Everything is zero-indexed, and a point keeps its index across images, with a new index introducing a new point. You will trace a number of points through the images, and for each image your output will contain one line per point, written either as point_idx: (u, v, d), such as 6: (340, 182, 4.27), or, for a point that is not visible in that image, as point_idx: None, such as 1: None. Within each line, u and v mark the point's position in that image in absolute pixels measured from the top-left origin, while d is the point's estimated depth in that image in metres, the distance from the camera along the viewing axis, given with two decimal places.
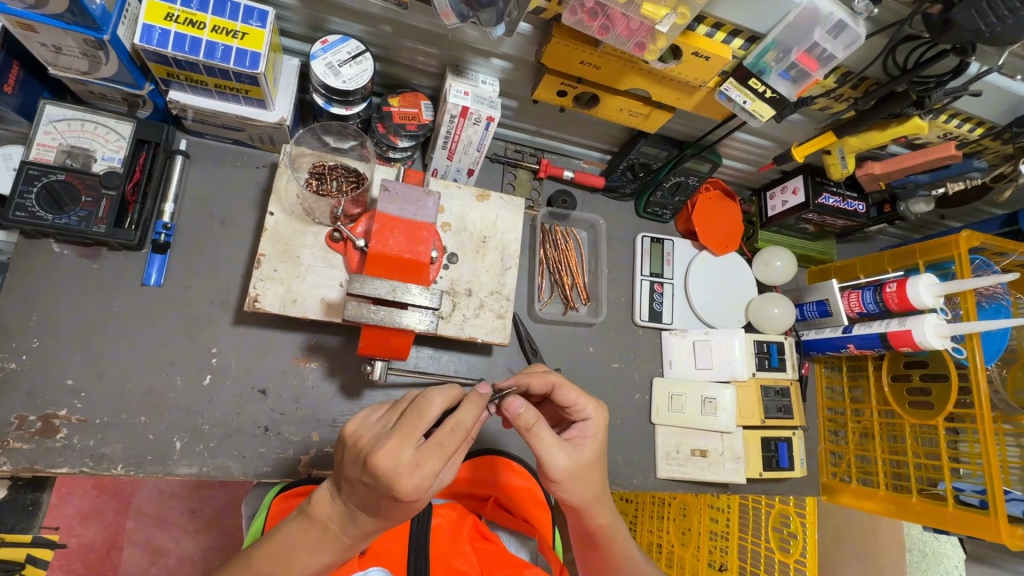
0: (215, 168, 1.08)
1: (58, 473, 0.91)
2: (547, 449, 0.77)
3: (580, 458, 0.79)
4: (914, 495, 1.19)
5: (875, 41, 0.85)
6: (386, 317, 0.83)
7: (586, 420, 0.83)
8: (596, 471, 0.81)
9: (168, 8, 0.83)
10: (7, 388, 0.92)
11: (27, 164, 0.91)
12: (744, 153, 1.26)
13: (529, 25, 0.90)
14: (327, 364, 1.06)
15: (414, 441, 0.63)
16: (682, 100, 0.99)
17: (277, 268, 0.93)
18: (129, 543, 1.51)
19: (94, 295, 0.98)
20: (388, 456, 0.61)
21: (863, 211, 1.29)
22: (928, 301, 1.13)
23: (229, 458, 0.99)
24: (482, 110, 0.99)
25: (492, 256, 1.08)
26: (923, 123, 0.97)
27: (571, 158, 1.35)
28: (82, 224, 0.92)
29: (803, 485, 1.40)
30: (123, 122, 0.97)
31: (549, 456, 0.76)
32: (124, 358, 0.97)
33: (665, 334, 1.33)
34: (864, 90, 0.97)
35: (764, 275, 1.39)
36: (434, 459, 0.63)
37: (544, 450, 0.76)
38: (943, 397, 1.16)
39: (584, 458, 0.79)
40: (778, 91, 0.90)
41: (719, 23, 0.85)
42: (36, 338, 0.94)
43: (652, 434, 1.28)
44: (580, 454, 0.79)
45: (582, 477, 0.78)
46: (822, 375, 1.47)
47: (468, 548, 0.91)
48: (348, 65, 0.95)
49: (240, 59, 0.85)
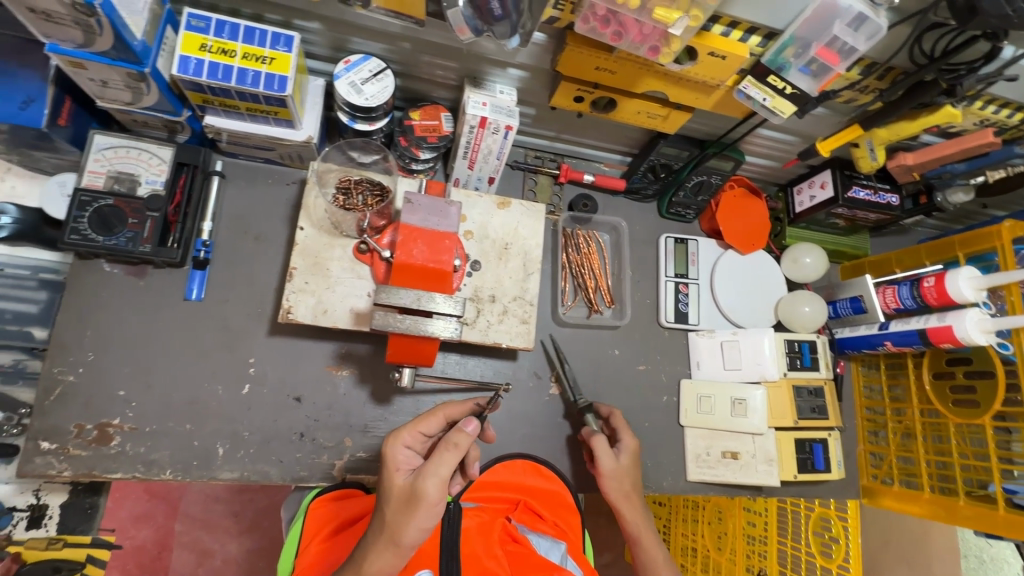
0: (248, 187, 1.13)
1: (113, 478, 0.98)
2: (600, 452, 1.04)
3: (623, 463, 1.05)
4: (961, 498, 1.14)
5: (899, 30, 0.83)
6: (411, 326, 0.86)
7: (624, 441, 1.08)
8: (633, 477, 1.06)
9: (202, 39, 0.88)
10: (66, 399, 0.98)
11: (80, 191, 0.98)
12: (767, 149, 1.24)
13: (544, 35, 0.91)
14: (358, 372, 1.10)
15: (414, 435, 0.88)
16: (700, 101, 0.99)
17: (308, 280, 0.97)
18: (179, 544, 1.58)
19: (141, 311, 1.04)
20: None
21: (896, 203, 1.25)
22: (969, 294, 1.09)
23: (268, 462, 1.04)
24: (500, 120, 1.01)
25: (514, 262, 1.09)
26: (955, 110, 0.95)
27: (591, 161, 1.35)
28: (130, 244, 0.99)
29: (841, 488, 1.36)
30: (165, 148, 1.03)
31: (601, 456, 1.03)
32: (170, 368, 1.03)
33: (692, 335, 1.32)
34: (891, 80, 0.94)
35: (794, 272, 1.36)
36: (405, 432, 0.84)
37: (599, 451, 1.04)
38: (989, 395, 1.12)
39: (627, 464, 1.05)
40: (799, 87, 0.88)
41: (735, 22, 0.85)
42: (91, 352, 1.01)
43: (681, 436, 1.26)
44: (624, 460, 1.05)
45: (625, 480, 1.04)
46: (860, 374, 1.43)
47: (499, 550, 0.92)
48: (370, 83, 0.99)
49: (270, 83, 0.90)
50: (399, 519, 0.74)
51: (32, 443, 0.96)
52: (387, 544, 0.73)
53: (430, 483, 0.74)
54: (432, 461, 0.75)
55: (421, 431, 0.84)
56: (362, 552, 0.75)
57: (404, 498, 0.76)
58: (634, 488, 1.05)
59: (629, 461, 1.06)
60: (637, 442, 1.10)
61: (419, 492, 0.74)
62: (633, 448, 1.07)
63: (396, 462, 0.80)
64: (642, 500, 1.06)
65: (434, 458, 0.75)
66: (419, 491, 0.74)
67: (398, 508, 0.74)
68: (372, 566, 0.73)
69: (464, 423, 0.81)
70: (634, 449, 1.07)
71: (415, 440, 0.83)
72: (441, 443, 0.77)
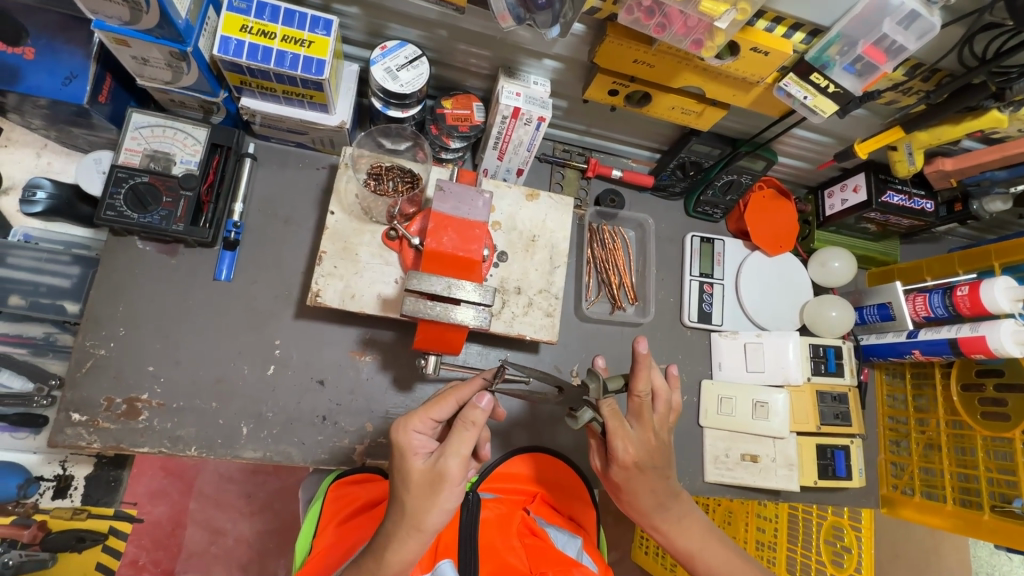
0: (279, 170, 1.14)
1: (139, 452, 0.99)
2: (594, 451, 0.98)
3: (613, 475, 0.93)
4: (986, 512, 1.12)
5: (951, 31, 0.81)
6: (442, 313, 0.86)
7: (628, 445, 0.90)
8: (635, 488, 0.92)
9: (243, 20, 0.89)
10: (97, 372, 1.00)
11: (117, 168, 0.99)
12: (800, 150, 1.22)
13: (584, 25, 0.91)
14: (381, 358, 1.11)
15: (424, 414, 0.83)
16: (737, 97, 0.98)
17: (336, 265, 0.98)
18: (192, 522, 1.59)
19: (172, 289, 1.05)
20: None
21: (931, 209, 1.23)
22: (1004, 305, 1.07)
23: (290, 444, 1.05)
24: (534, 111, 1.00)
25: (541, 254, 1.09)
26: (1002, 115, 0.93)
27: (619, 157, 1.34)
28: (163, 223, 1.00)
29: (860, 496, 1.33)
30: (200, 128, 1.04)
31: (593, 458, 0.98)
32: (198, 347, 1.04)
33: (715, 336, 1.31)
34: (937, 83, 0.91)
35: (821, 276, 1.34)
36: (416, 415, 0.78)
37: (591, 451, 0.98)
38: (1020, 408, 1.09)
39: (618, 479, 0.92)
40: (842, 86, 0.87)
41: (780, 17, 0.83)
42: (122, 327, 1.02)
43: (700, 437, 1.25)
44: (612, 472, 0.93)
45: (620, 492, 0.94)
46: (884, 382, 1.40)
47: (517, 542, 0.92)
48: (405, 69, 0.98)
49: (308, 66, 0.90)
50: (419, 504, 0.72)
51: (63, 413, 0.98)
52: (408, 532, 0.72)
53: (451, 463, 0.72)
54: (451, 441, 0.74)
55: (431, 416, 0.79)
56: (383, 539, 0.74)
57: (425, 483, 0.73)
58: (643, 499, 0.92)
59: (620, 476, 0.91)
60: (633, 454, 0.88)
61: (440, 473, 0.72)
62: (623, 462, 0.88)
63: (411, 447, 0.76)
64: (667, 500, 0.93)
65: (450, 439, 0.74)
66: (440, 472, 0.72)
67: (419, 495, 0.73)
68: (396, 553, 0.72)
69: (478, 397, 0.77)
70: (624, 465, 0.89)
71: (426, 425, 0.79)
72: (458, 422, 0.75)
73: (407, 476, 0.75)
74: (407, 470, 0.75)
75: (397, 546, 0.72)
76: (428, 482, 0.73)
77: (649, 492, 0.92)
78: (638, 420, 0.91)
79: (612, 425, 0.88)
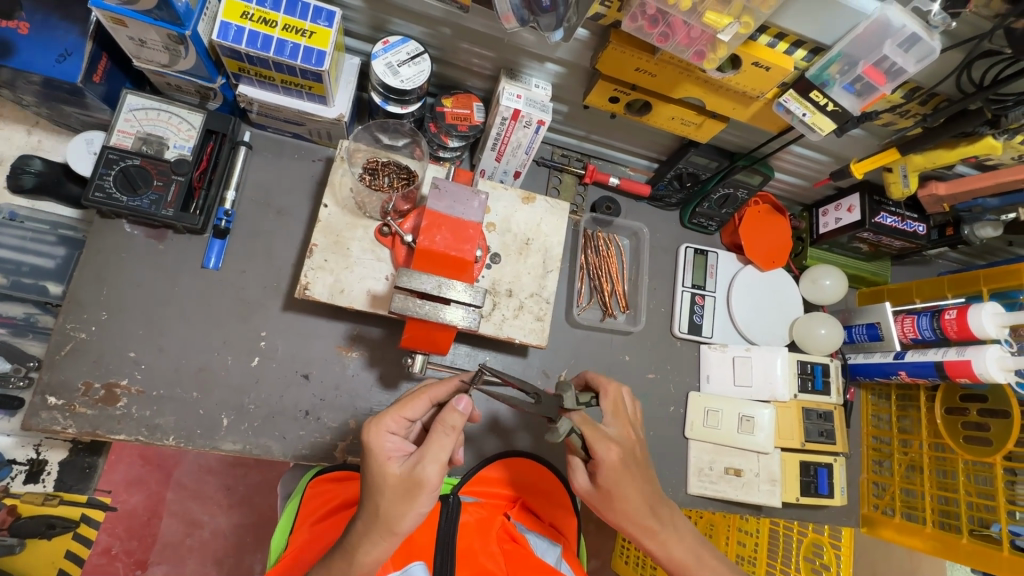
0: (274, 160, 1.13)
1: (116, 439, 0.97)
2: (574, 469, 0.90)
3: (600, 486, 0.86)
4: (964, 536, 1.12)
5: (951, 56, 0.81)
6: (431, 312, 0.86)
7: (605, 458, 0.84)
8: (624, 497, 0.85)
9: (245, 7, 0.88)
10: (76, 355, 0.98)
11: (108, 149, 0.97)
12: (797, 167, 1.23)
13: (587, 31, 0.90)
14: (368, 355, 1.09)
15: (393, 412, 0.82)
16: (737, 111, 0.98)
17: (327, 258, 0.97)
18: (168, 513, 1.55)
19: (158, 275, 1.04)
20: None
21: (923, 232, 1.24)
22: (990, 331, 1.08)
23: (271, 437, 1.03)
24: (533, 114, 1.00)
25: (534, 257, 1.08)
26: (996, 143, 0.94)
27: (617, 164, 1.34)
28: (153, 207, 0.98)
29: (840, 514, 1.34)
30: (195, 113, 1.03)
31: (574, 477, 0.90)
32: (181, 335, 1.03)
33: (704, 348, 1.31)
34: (933, 107, 0.92)
35: (813, 293, 1.34)
36: (391, 415, 0.77)
37: (571, 470, 0.90)
38: (1003, 435, 1.10)
39: (605, 487, 0.85)
40: (841, 105, 0.87)
41: (782, 33, 0.83)
42: (104, 311, 1.01)
43: (685, 448, 1.25)
44: (598, 482, 0.86)
45: (611, 506, 0.86)
46: (869, 402, 1.40)
47: (495, 547, 0.92)
48: (407, 65, 0.98)
49: (307, 56, 0.89)
50: (393, 509, 0.71)
51: (39, 396, 0.96)
52: (382, 537, 0.71)
53: (429, 469, 0.71)
54: (430, 446, 0.73)
55: (404, 416, 0.78)
56: (354, 542, 0.72)
57: (400, 488, 0.72)
58: (633, 510, 0.85)
59: (607, 484, 0.84)
60: (616, 453, 0.83)
61: (417, 479, 0.71)
62: (607, 466, 0.83)
63: (385, 450, 0.74)
64: (655, 509, 0.88)
65: (429, 444, 0.73)
66: (417, 478, 0.71)
67: (393, 498, 0.72)
68: (366, 555, 0.71)
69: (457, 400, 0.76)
70: (610, 468, 0.84)
71: (398, 425, 0.77)
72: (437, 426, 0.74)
73: (381, 480, 0.73)
74: (381, 474, 0.73)
75: (371, 549, 0.71)
76: (404, 486, 0.72)
77: (640, 501, 0.86)
78: (614, 419, 0.89)
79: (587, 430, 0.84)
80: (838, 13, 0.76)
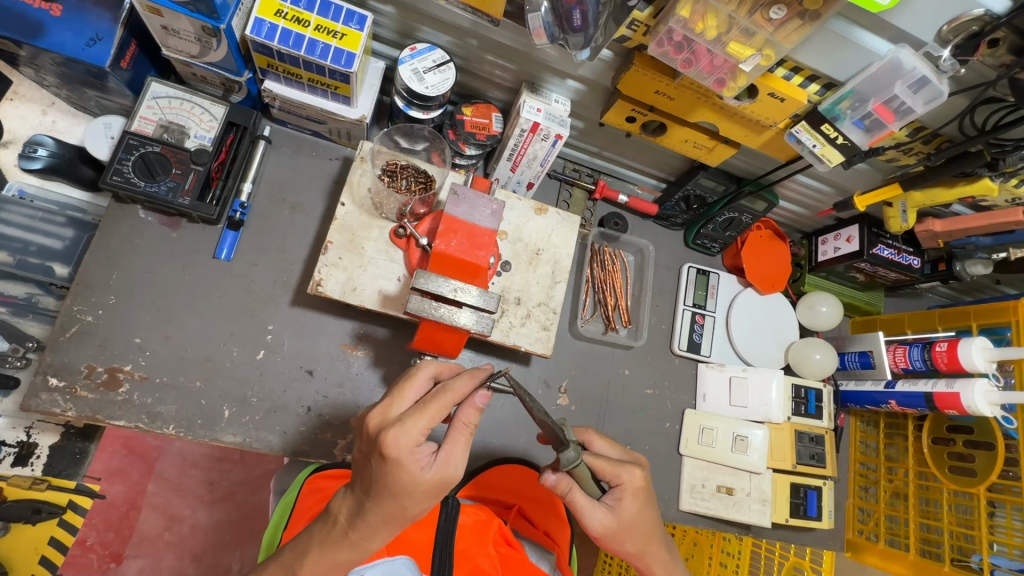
0: (292, 156, 1.14)
1: (115, 425, 0.97)
2: (583, 510, 0.78)
3: (625, 516, 0.79)
4: (946, 564, 1.15)
5: (956, 101, 0.86)
6: (446, 315, 0.87)
7: (622, 485, 0.80)
8: (644, 526, 0.81)
9: (279, 5, 0.90)
10: (81, 338, 0.98)
11: (128, 134, 0.97)
12: (800, 195, 1.27)
13: (611, 52, 0.93)
14: (373, 354, 1.10)
15: (395, 403, 0.71)
16: (748, 138, 1.01)
17: (341, 255, 0.98)
18: (148, 506, 1.44)
19: (169, 263, 1.04)
20: (376, 418, 0.70)
21: (917, 266, 1.28)
22: (979, 364, 1.11)
23: (272, 431, 1.03)
24: (552, 128, 1.02)
25: (544, 268, 1.10)
26: (992, 184, 0.98)
27: (627, 182, 1.37)
28: (170, 194, 0.99)
29: (826, 538, 1.38)
30: (217, 105, 1.03)
31: (589, 518, 0.78)
32: (188, 323, 1.03)
33: (702, 367, 1.34)
34: (936, 146, 0.96)
35: (809, 319, 1.37)
36: (417, 417, 0.67)
37: (583, 513, 0.78)
38: (987, 466, 1.13)
39: (630, 518, 0.79)
40: (851, 139, 0.90)
41: (798, 67, 0.87)
42: (113, 296, 1.00)
43: (678, 464, 1.27)
44: (623, 512, 0.79)
45: (628, 538, 0.80)
46: (857, 429, 1.43)
47: (493, 550, 0.85)
48: (432, 73, 1.00)
49: (338, 57, 0.91)
50: (419, 508, 0.69)
51: (41, 377, 0.95)
52: (397, 528, 0.70)
53: (460, 471, 0.70)
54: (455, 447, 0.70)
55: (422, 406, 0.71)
56: (365, 533, 0.69)
57: (432, 490, 0.68)
58: (650, 538, 0.82)
59: (634, 511, 0.79)
60: (641, 475, 0.81)
61: (446, 480, 0.69)
62: (634, 489, 0.80)
63: (414, 457, 0.67)
64: (663, 537, 0.85)
65: (455, 444, 0.70)
66: (448, 480, 0.69)
67: (421, 500, 0.68)
68: (375, 541, 0.70)
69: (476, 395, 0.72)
70: (636, 492, 0.80)
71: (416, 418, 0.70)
72: (457, 423, 0.71)
73: (408, 486, 0.67)
74: (413, 481, 0.67)
75: (377, 536, 0.69)
76: (433, 490, 0.68)
77: (657, 529, 0.83)
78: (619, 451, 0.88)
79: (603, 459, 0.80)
80: (853, 51, 0.80)
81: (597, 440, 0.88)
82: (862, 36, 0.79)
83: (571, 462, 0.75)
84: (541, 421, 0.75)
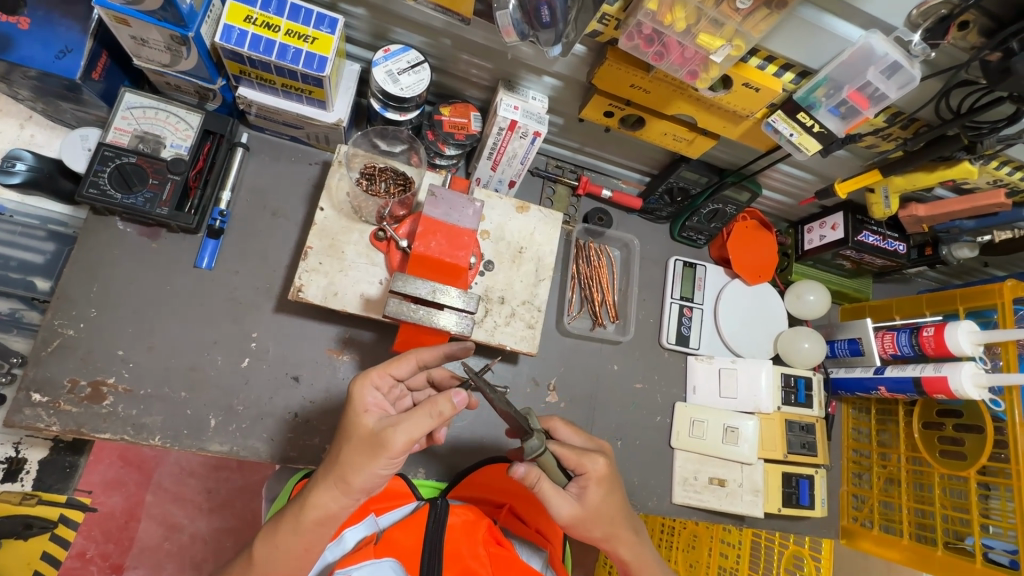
0: (270, 162, 1.14)
1: (100, 438, 0.96)
2: (550, 499, 0.78)
3: (589, 504, 0.79)
4: (939, 548, 1.15)
5: (931, 85, 0.86)
6: (425, 317, 0.87)
7: (586, 475, 0.80)
8: (609, 512, 0.81)
9: (248, 11, 0.89)
10: (63, 352, 0.97)
11: (104, 146, 0.97)
12: (783, 184, 1.26)
13: (585, 47, 0.93)
14: (359, 358, 1.10)
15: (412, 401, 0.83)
16: (727, 129, 1.01)
17: (321, 261, 0.97)
18: (146, 516, 1.43)
19: (150, 273, 1.04)
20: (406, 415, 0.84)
21: (903, 251, 1.27)
22: (966, 348, 1.11)
23: (259, 439, 1.03)
24: (530, 125, 1.01)
25: (527, 266, 1.10)
26: (972, 168, 0.98)
27: (610, 177, 1.36)
28: (147, 205, 0.98)
29: (821, 526, 1.34)
30: (193, 113, 1.03)
31: (556, 507, 0.78)
32: (171, 333, 1.02)
33: (691, 359, 1.33)
34: (914, 131, 0.96)
35: (797, 308, 1.37)
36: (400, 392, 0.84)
37: (549, 500, 0.78)
38: (976, 449, 1.13)
39: (595, 505, 0.79)
40: (827, 126, 0.91)
41: (772, 56, 0.86)
42: (94, 309, 1.00)
43: (671, 457, 1.27)
44: (587, 500, 0.79)
45: (593, 525, 0.80)
46: (849, 416, 1.43)
47: (483, 550, 0.84)
48: (407, 73, 0.99)
49: (309, 62, 0.90)
50: (363, 477, 0.68)
51: (24, 393, 0.95)
52: None
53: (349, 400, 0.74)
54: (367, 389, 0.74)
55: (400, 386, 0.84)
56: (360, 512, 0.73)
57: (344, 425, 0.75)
58: (615, 522, 0.81)
59: (599, 498, 0.80)
60: (605, 463, 0.82)
61: (383, 440, 0.67)
62: (596, 477, 0.80)
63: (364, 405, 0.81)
64: (630, 520, 0.85)
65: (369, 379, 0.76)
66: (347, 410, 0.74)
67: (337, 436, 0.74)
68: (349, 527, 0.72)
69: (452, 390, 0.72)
70: (599, 480, 0.80)
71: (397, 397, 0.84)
72: (424, 402, 0.68)
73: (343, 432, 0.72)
74: (355, 425, 0.70)
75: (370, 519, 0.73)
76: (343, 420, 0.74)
77: (623, 512, 0.83)
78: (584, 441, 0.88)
79: (568, 452, 0.81)
80: (824, 39, 0.80)
81: (560, 427, 0.89)
82: (832, 22, 0.78)
83: (535, 451, 0.76)
84: (503, 412, 0.75)
